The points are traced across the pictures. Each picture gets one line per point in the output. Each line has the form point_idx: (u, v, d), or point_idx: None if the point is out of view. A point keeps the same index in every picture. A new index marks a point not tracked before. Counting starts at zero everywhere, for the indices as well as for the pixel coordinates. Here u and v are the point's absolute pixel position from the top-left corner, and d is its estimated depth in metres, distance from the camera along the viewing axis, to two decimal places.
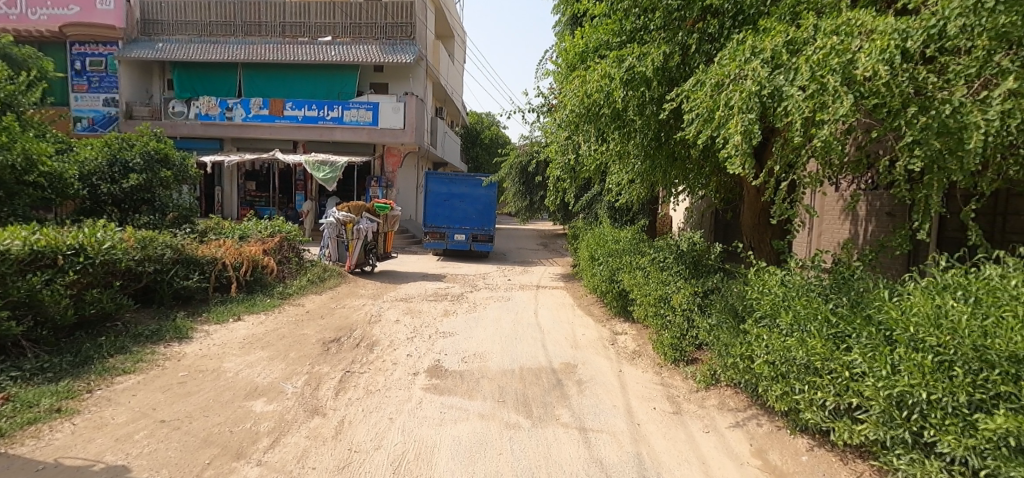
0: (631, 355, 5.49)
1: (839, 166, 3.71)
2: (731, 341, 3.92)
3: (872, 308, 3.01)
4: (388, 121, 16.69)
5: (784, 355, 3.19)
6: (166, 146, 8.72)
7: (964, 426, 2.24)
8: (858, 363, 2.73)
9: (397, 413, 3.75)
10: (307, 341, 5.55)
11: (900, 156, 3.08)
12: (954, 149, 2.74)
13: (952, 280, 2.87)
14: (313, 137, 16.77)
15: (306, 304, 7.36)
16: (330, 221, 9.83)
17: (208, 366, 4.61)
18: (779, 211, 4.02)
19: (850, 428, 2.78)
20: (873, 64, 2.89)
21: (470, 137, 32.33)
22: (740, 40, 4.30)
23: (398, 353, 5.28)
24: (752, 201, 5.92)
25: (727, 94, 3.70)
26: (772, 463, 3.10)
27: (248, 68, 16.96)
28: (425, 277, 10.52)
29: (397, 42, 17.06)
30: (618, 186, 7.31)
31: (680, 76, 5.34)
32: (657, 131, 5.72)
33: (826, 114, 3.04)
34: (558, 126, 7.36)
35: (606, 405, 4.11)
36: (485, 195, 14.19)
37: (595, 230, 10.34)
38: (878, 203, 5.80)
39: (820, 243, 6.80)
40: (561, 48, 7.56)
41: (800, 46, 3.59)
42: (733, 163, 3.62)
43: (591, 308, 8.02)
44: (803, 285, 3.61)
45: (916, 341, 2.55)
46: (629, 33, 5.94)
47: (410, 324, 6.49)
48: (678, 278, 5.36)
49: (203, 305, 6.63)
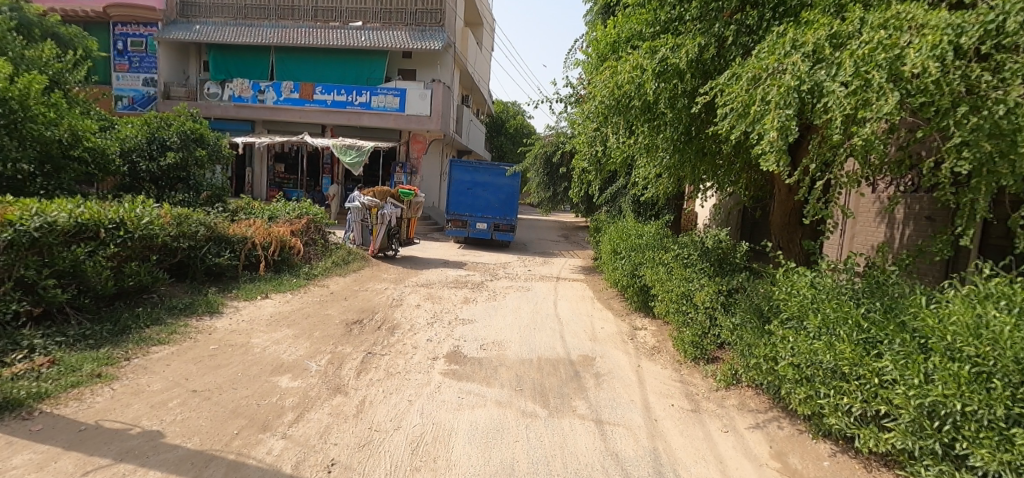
0: (650, 350, 5.46)
1: (878, 166, 3.59)
2: (755, 341, 3.84)
3: (907, 315, 2.90)
4: (415, 108, 16.77)
5: (810, 358, 3.12)
6: (201, 127, 8.96)
7: (1000, 440, 2.16)
8: (889, 370, 2.65)
9: (417, 396, 3.81)
10: (331, 321, 5.68)
11: (947, 158, 2.96)
12: (1006, 152, 2.61)
13: (995, 289, 2.73)
14: (342, 122, 16.96)
15: (330, 285, 7.51)
16: (356, 205, 9.97)
17: (237, 341, 4.76)
18: (812, 210, 3.93)
19: (876, 436, 2.71)
20: (922, 61, 2.76)
21: (495, 126, 32.11)
22: (780, 32, 4.17)
23: (418, 337, 5.35)
24: (783, 199, 5.78)
25: (764, 89, 3.61)
26: (792, 467, 3.06)
27: (281, 51, 17.22)
28: (446, 264, 10.63)
29: (426, 29, 17.10)
30: (645, 181, 7.16)
31: (714, 69, 5.25)
32: (687, 125, 5.62)
33: (869, 112, 2.94)
34: (586, 117, 7.24)
35: (624, 399, 4.09)
36: (509, 184, 14.18)
37: (618, 224, 10.21)
38: (917, 207, 5.59)
39: (853, 245, 6.60)
40: (592, 38, 7.41)
41: (844, 40, 3.46)
42: (767, 160, 3.52)
43: (611, 302, 7.99)
44: (834, 287, 3.51)
45: (953, 350, 2.47)
46: (663, 23, 5.83)
47: (430, 309, 6.58)
48: (702, 276, 5.28)
49: (233, 282, 6.83)
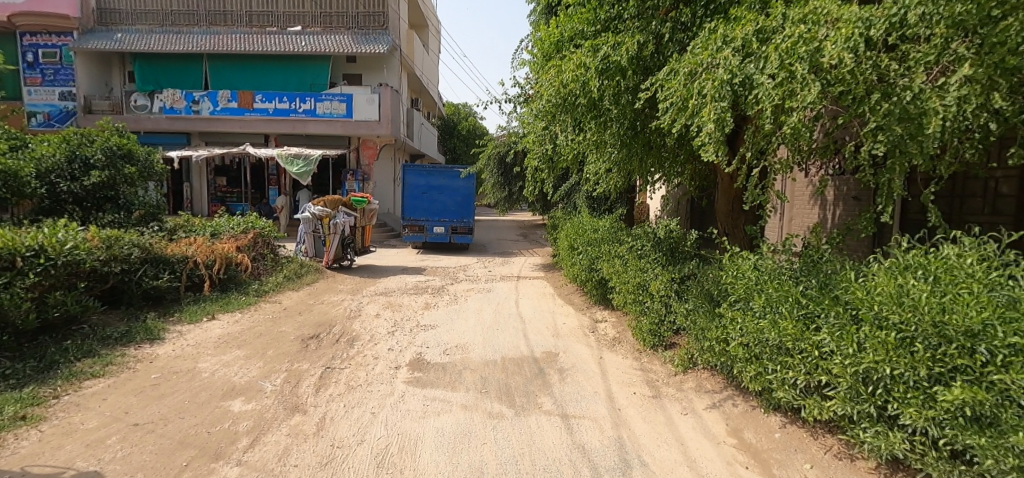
0: (611, 342, 5.58)
1: (807, 152, 3.81)
2: (707, 325, 4.00)
3: (840, 289, 3.10)
4: (363, 113, 16.38)
5: (757, 336, 3.29)
6: (129, 142, 8.44)
7: (924, 398, 2.36)
8: (826, 342, 2.83)
9: (380, 407, 3.74)
10: (285, 338, 5.47)
11: (865, 142, 3.18)
12: (914, 134, 2.85)
13: (912, 260, 2.95)
14: (286, 130, 16.35)
15: (282, 301, 7.23)
16: (306, 216, 9.62)
17: (183, 367, 4.51)
18: (752, 197, 4.14)
19: (820, 405, 2.88)
20: (838, 52, 2.95)
21: (447, 129, 31.85)
22: (711, 29, 4.35)
23: (379, 347, 5.25)
24: (726, 187, 6.04)
25: (699, 83, 3.78)
26: (747, 442, 3.22)
27: (214, 59, 16.42)
28: (404, 270, 10.47)
29: (369, 32, 16.75)
30: (595, 176, 7.29)
31: (654, 65, 5.40)
32: (632, 120, 5.79)
33: (794, 102, 3.14)
34: (535, 116, 7.31)
35: (588, 391, 4.17)
36: (464, 186, 14.12)
37: (574, 220, 10.38)
38: (844, 188, 6.00)
39: (792, 228, 6.96)
40: (536, 38, 7.48)
41: (769, 35, 3.64)
42: (708, 151, 3.70)
43: (571, 297, 8.11)
44: (774, 268, 3.71)
45: (880, 318, 2.66)
46: (603, 22, 5.98)
47: (390, 318, 6.45)
48: (656, 265, 5.43)
49: (175, 304, 6.47)
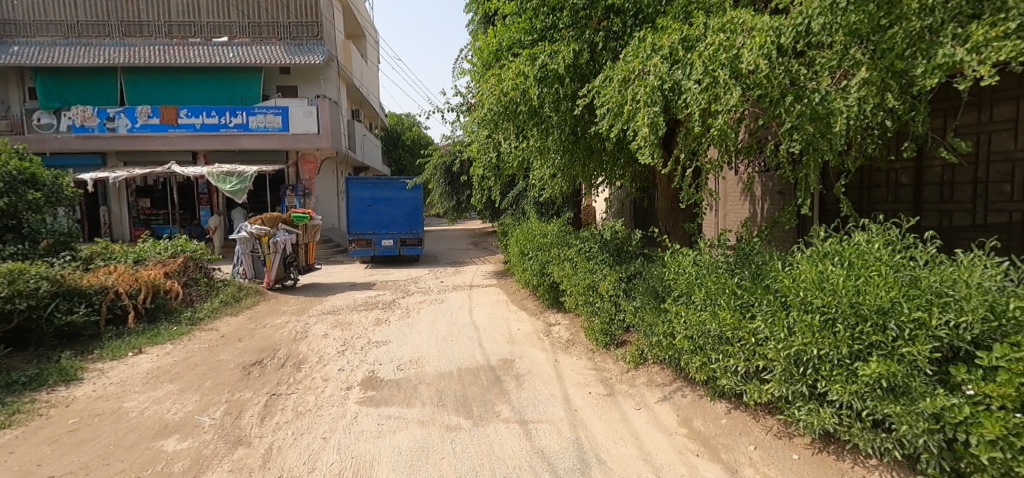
0: (565, 344, 5.67)
1: (734, 151, 4.06)
2: (654, 320, 4.15)
3: (769, 278, 3.32)
4: (300, 126, 15.81)
5: (700, 328, 3.45)
6: (32, 165, 7.72)
7: (847, 374, 2.57)
8: (761, 329, 3.02)
9: (332, 432, 3.61)
10: (224, 367, 5.18)
11: (783, 141, 3.44)
12: (824, 133, 3.12)
13: (830, 248, 3.20)
14: (216, 146, 15.49)
15: (220, 328, 6.82)
16: (242, 236, 9.13)
17: (106, 408, 4.16)
18: (687, 195, 4.36)
19: (759, 388, 3.06)
20: (755, 59, 3.18)
21: (391, 140, 31.36)
22: (641, 37, 4.55)
23: (329, 368, 5.07)
24: (664, 187, 6.31)
25: (632, 89, 3.94)
26: (697, 431, 3.37)
27: (130, 72, 15.40)
28: (352, 286, 10.17)
29: (303, 42, 16.25)
30: (540, 182, 7.41)
31: (590, 73, 5.58)
32: (573, 126, 5.94)
33: (720, 105, 3.35)
34: (478, 124, 7.36)
35: (545, 395, 4.22)
36: (411, 198, 13.94)
37: (523, 226, 10.48)
38: (770, 184, 6.44)
39: (726, 223, 7.34)
40: (475, 47, 7.53)
41: (694, 43, 3.85)
42: (644, 154, 3.86)
43: (524, 303, 8.16)
44: (711, 263, 3.91)
45: (806, 303, 2.87)
46: (540, 31, 6.10)
47: (339, 338, 6.23)
48: (604, 266, 5.57)
49: (94, 341, 5.97)
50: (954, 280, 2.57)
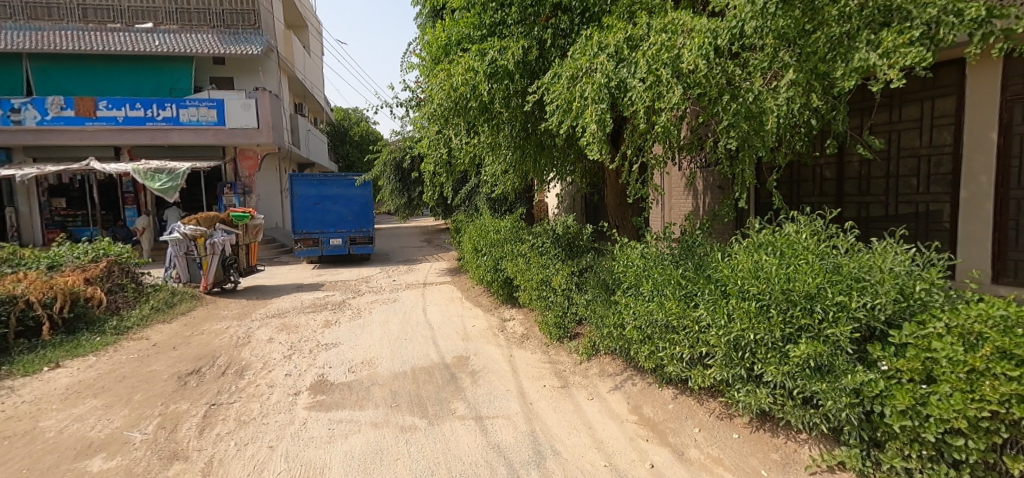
0: (519, 339, 5.73)
1: (678, 148, 4.23)
2: (605, 312, 4.27)
3: (711, 268, 3.49)
4: (238, 120, 14.99)
5: (648, 318, 3.58)
6: None
7: (780, 357, 2.75)
8: (703, 316, 3.17)
9: (279, 440, 3.49)
10: (157, 378, 4.87)
11: (721, 137, 3.62)
12: (758, 130, 3.33)
13: (764, 239, 3.40)
14: (143, 142, 14.37)
15: (151, 336, 6.41)
16: (175, 237, 8.59)
17: (19, 429, 3.83)
18: (634, 190, 4.51)
19: (702, 373, 3.22)
20: (694, 59, 3.32)
21: (338, 135, 30.38)
22: (588, 35, 4.63)
23: (275, 374, 4.88)
24: (613, 183, 6.47)
25: (581, 87, 4.03)
26: (646, 418, 3.51)
27: (38, 59, 14.21)
28: (299, 288, 9.81)
29: (238, 31, 15.44)
30: (492, 178, 7.42)
31: (539, 69, 5.64)
32: (523, 122, 6.00)
33: (663, 103, 3.49)
34: (427, 120, 7.27)
35: (500, 390, 4.25)
36: (360, 195, 13.59)
37: (476, 222, 10.46)
38: (711, 179, 6.76)
39: (671, 216, 7.64)
40: (422, 41, 7.41)
41: (637, 42, 3.97)
42: (592, 150, 3.98)
43: (479, 299, 8.16)
44: (658, 255, 4.06)
45: (743, 291, 3.04)
46: (489, 27, 6.09)
47: (285, 342, 6.01)
48: (557, 261, 5.66)
49: (3, 356, 5.45)
50: (871, 266, 2.81)
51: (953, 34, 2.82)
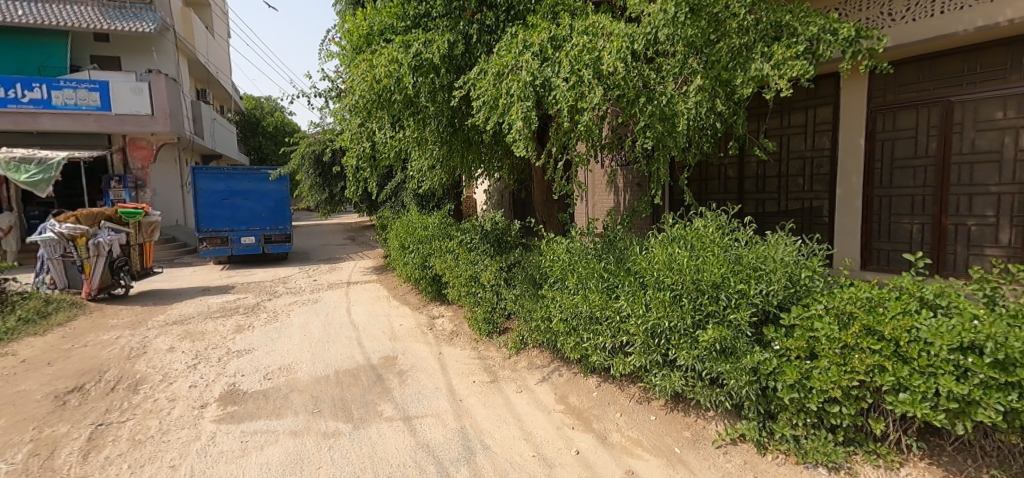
0: (448, 336, 5.70)
1: (600, 146, 4.40)
2: (533, 306, 4.38)
3: (630, 261, 3.68)
4: (127, 105, 13.50)
5: (574, 310, 3.72)
6: None
7: (690, 342, 2.97)
8: (623, 307, 3.35)
9: (182, 458, 3.23)
10: (27, 399, 4.30)
11: (638, 137, 3.84)
12: (671, 131, 3.58)
13: (677, 232, 3.64)
14: (5, 127, 12.51)
15: (20, 351, 5.63)
16: (49, 237, 7.56)
17: None
18: (559, 186, 4.65)
19: (623, 361, 3.39)
20: (613, 62, 3.48)
21: (249, 125, 28.30)
22: (513, 33, 4.67)
23: (177, 386, 4.50)
24: (540, 179, 6.59)
25: (506, 84, 4.08)
26: (573, 407, 3.64)
27: None
28: (206, 291, 9.06)
29: (126, 6, 13.95)
30: (419, 173, 7.28)
31: (465, 64, 5.62)
32: (450, 118, 5.97)
33: (585, 103, 3.64)
34: (348, 111, 6.96)
35: (429, 389, 4.21)
36: (275, 190, 12.80)
37: (403, 218, 10.23)
38: (630, 177, 7.10)
39: (595, 212, 7.93)
40: (342, 29, 7.09)
41: (561, 42, 4.06)
42: (519, 146, 4.06)
43: (407, 297, 8.00)
44: (582, 249, 4.20)
45: (659, 282, 3.24)
46: (413, 18, 5.95)
47: (189, 350, 5.54)
48: (485, 257, 5.68)
49: None
50: (766, 256, 3.10)
51: (830, 50, 3.23)
